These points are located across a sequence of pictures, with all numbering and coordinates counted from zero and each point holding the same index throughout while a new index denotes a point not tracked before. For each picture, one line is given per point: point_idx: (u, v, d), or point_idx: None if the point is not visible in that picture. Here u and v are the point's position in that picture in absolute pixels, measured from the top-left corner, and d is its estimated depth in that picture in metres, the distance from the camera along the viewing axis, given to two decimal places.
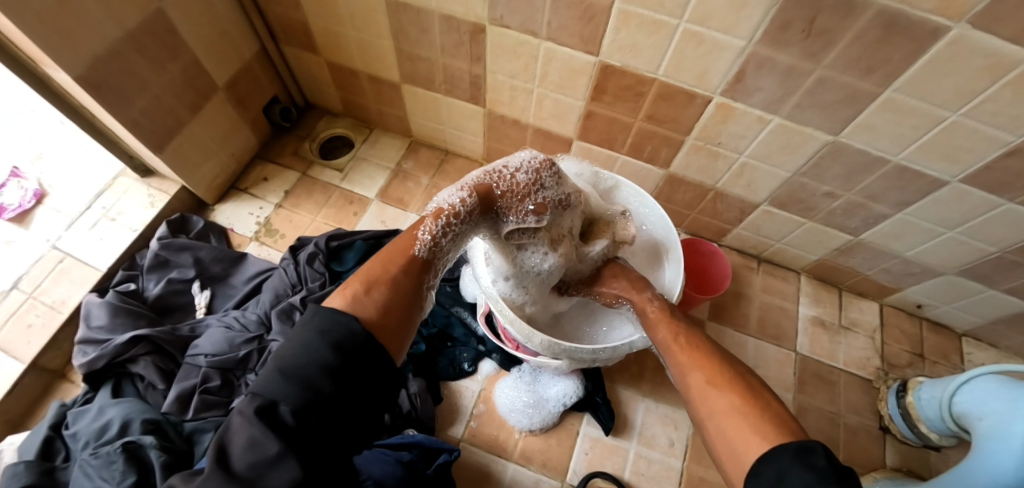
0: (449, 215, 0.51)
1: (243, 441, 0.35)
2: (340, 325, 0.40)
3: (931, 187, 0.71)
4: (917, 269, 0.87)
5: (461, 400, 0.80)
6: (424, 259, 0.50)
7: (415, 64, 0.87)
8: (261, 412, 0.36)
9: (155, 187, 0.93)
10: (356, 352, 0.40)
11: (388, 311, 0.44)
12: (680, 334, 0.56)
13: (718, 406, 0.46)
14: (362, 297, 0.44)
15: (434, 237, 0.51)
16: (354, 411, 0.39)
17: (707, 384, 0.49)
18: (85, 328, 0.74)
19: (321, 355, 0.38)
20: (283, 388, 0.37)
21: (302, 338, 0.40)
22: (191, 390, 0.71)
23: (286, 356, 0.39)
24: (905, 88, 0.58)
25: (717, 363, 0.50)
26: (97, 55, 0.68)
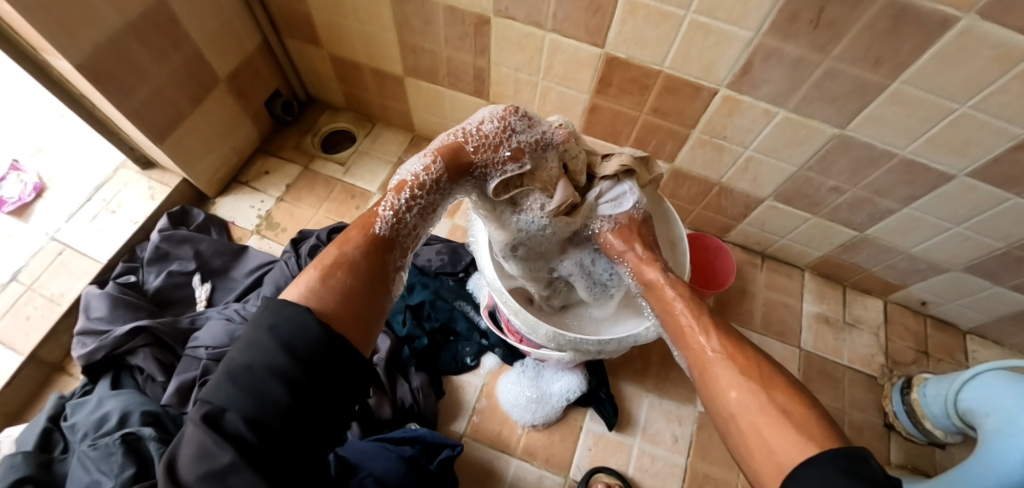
0: (413, 186, 0.50)
1: (194, 450, 0.33)
2: (288, 322, 0.37)
3: (938, 182, 0.70)
4: (923, 266, 0.87)
5: (464, 395, 0.79)
6: (386, 237, 0.47)
7: (418, 57, 0.87)
8: (209, 419, 0.34)
9: (155, 180, 0.92)
10: (308, 346, 0.36)
11: (347, 297, 0.42)
12: (698, 317, 0.49)
13: (747, 402, 0.40)
14: (318, 286, 0.41)
15: (396, 211, 0.49)
16: (320, 410, 0.36)
17: (734, 376, 0.42)
18: (84, 319, 0.74)
19: (270, 356, 0.35)
20: (233, 395, 0.34)
21: (253, 338, 0.37)
22: (191, 383, 0.71)
23: (236, 359, 0.36)
24: (913, 80, 0.58)
25: (744, 352, 0.44)
26: (99, 44, 0.68)
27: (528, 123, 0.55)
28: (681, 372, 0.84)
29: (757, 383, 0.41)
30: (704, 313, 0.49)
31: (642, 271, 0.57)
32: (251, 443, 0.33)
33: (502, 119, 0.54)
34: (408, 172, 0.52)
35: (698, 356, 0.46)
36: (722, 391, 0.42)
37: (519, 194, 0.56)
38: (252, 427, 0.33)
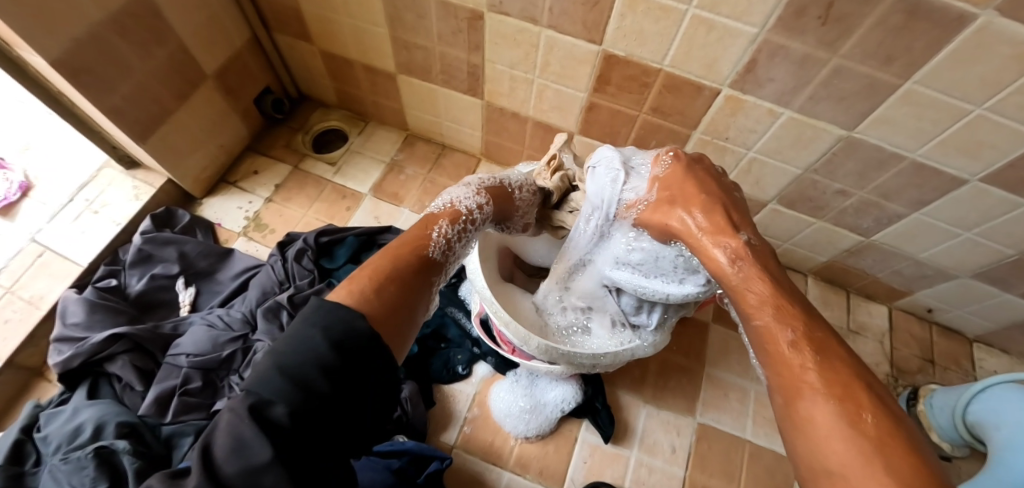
0: (466, 221, 0.52)
1: (228, 441, 0.30)
2: (344, 322, 0.36)
3: (950, 187, 0.67)
4: (930, 272, 0.84)
5: (455, 404, 0.77)
6: (437, 262, 0.48)
7: (411, 53, 0.84)
8: (253, 410, 0.31)
9: (140, 179, 0.89)
10: (356, 352, 0.35)
11: (385, 302, 0.40)
12: (789, 321, 0.35)
13: (842, 450, 0.28)
14: (370, 292, 0.39)
15: (448, 240, 0.49)
16: (356, 410, 0.35)
17: (834, 413, 0.29)
18: (61, 325, 0.71)
19: (319, 350, 0.34)
20: (278, 386, 0.32)
21: (301, 330, 0.35)
22: (171, 391, 0.69)
23: (282, 349, 0.34)
24: (926, 80, 0.55)
25: (850, 381, 0.31)
26: (78, 39, 0.65)
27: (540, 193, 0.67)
28: (679, 380, 0.82)
29: (869, 438, 0.27)
30: (797, 318, 0.35)
31: (706, 253, 0.43)
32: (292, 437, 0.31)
33: (532, 187, 0.65)
34: (451, 197, 0.55)
35: (784, 377, 0.33)
36: (809, 430, 0.30)
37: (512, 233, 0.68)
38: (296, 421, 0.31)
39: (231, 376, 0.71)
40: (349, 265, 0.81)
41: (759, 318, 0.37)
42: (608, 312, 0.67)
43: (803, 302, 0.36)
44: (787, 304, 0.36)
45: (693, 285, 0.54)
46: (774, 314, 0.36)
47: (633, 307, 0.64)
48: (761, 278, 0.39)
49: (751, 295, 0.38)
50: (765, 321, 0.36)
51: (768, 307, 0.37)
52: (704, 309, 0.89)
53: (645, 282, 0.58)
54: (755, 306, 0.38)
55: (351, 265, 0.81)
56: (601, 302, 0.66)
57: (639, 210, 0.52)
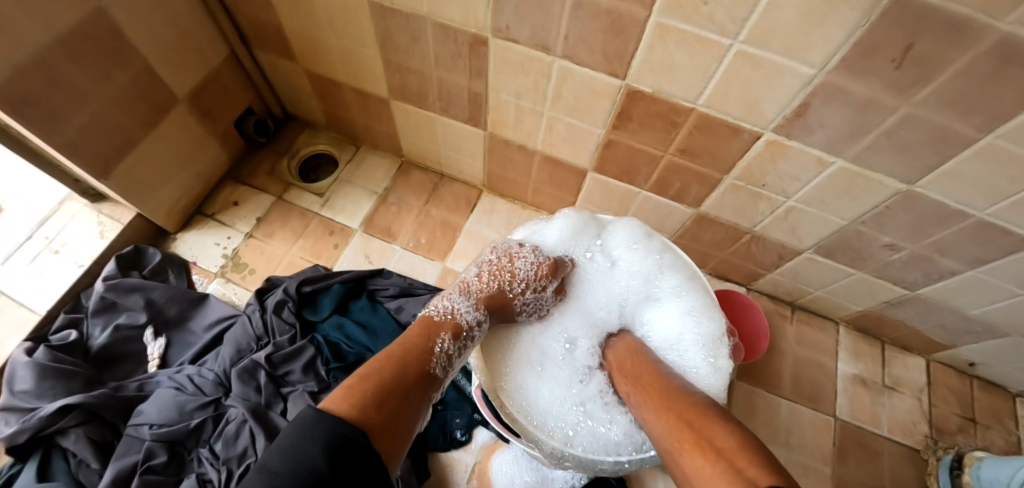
0: (464, 334, 0.56)
1: None
2: (343, 437, 0.36)
3: (1018, 246, 0.59)
4: (979, 328, 0.76)
5: (453, 476, 0.69)
6: (436, 377, 0.50)
7: (406, 77, 0.75)
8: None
9: (105, 214, 0.81)
10: (352, 464, 0.35)
11: (384, 412, 0.41)
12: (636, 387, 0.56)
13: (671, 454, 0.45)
14: (364, 396, 0.41)
15: (448, 355, 0.53)
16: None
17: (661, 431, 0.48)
18: (8, 393, 0.63)
19: (313, 462, 0.33)
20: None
21: (297, 443, 0.35)
22: (131, 469, 0.60)
23: (276, 466, 0.33)
24: (1011, 135, 0.46)
25: (663, 409, 0.50)
26: (19, 67, 0.56)
27: (554, 276, 0.65)
28: None
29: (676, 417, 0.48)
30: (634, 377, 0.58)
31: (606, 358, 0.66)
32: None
33: (541, 276, 0.64)
34: (452, 306, 0.58)
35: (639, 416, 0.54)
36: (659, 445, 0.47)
37: (536, 309, 0.68)
38: None
39: (200, 448, 0.63)
40: (336, 317, 0.73)
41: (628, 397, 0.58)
42: (591, 411, 0.64)
43: (640, 365, 0.59)
44: (634, 375, 0.58)
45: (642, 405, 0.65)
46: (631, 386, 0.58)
47: (616, 412, 0.63)
48: (626, 362, 0.61)
49: (623, 380, 0.60)
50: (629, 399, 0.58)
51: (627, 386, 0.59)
52: None
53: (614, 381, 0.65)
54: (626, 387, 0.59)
55: (337, 316, 0.73)
56: (590, 392, 0.65)
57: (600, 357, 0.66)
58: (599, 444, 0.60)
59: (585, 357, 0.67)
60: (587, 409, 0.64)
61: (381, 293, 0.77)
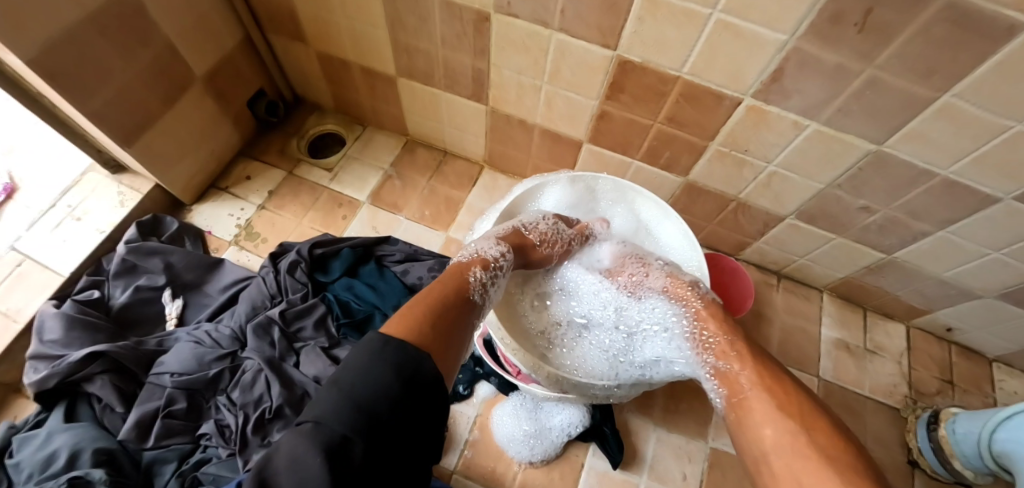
0: (494, 264, 0.57)
1: (286, 458, 0.31)
2: (407, 356, 0.39)
3: (981, 205, 0.64)
4: (954, 292, 0.80)
5: (456, 427, 0.73)
6: (477, 303, 0.52)
7: (413, 57, 0.79)
8: (325, 445, 0.31)
9: (125, 184, 0.85)
10: (416, 381, 0.38)
11: (436, 334, 0.43)
12: (745, 371, 0.50)
13: (771, 454, 0.42)
14: (421, 323, 0.43)
15: (484, 283, 0.55)
16: (406, 446, 0.36)
17: (768, 431, 0.43)
18: (37, 342, 0.67)
19: (384, 378, 0.36)
20: (350, 421, 0.33)
21: (369, 362, 0.37)
22: (153, 414, 0.64)
23: (349, 380, 0.36)
24: (966, 93, 0.51)
25: (775, 410, 0.44)
26: (54, 39, 0.60)
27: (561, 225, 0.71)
28: (691, 404, 0.78)
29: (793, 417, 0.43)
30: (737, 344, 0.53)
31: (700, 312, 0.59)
32: (358, 469, 0.32)
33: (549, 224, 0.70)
34: (478, 248, 0.60)
35: (729, 387, 0.50)
36: (751, 441, 0.44)
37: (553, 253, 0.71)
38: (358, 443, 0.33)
39: (217, 397, 0.67)
40: (345, 278, 0.78)
41: (711, 367, 0.54)
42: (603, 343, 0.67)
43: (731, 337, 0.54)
44: (743, 358, 0.51)
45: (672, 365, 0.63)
46: (733, 367, 0.51)
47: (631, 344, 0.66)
48: (718, 332, 0.55)
49: (699, 334, 0.57)
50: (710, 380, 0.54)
51: (717, 357, 0.54)
52: None
53: (659, 308, 0.64)
54: (701, 347, 0.56)
55: (347, 278, 0.78)
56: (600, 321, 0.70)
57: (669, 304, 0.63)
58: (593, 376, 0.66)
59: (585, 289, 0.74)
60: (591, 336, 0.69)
61: (388, 258, 0.81)
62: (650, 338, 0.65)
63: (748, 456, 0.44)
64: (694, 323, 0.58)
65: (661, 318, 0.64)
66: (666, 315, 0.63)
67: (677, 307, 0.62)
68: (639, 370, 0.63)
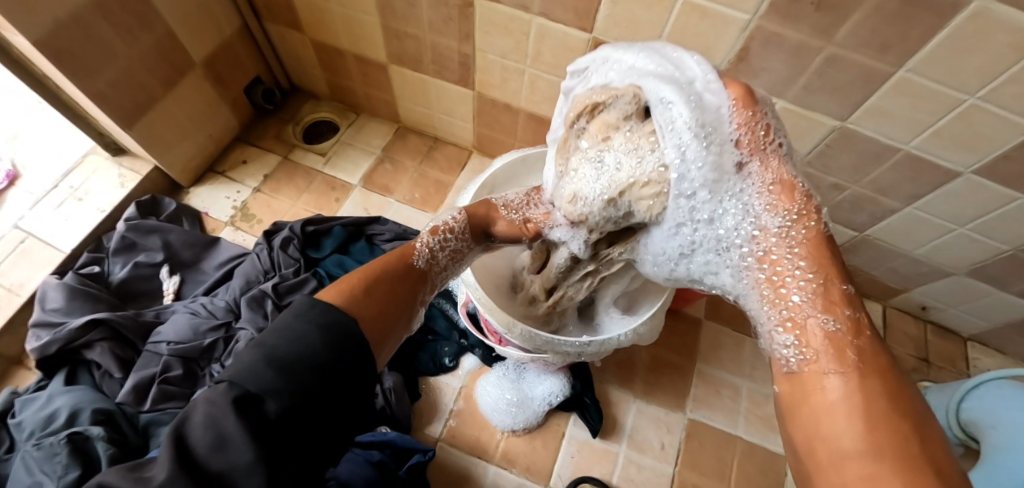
0: (445, 231, 0.46)
1: (205, 424, 0.27)
2: (327, 314, 0.33)
3: (943, 180, 0.66)
4: (926, 269, 0.83)
5: (442, 397, 0.76)
6: (421, 271, 0.43)
7: (403, 42, 0.82)
8: (237, 401, 0.27)
9: (126, 167, 0.88)
10: (348, 349, 0.32)
11: (373, 302, 0.36)
12: (849, 362, 0.28)
13: (848, 459, 0.25)
14: (359, 292, 0.36)
15: (431, 250, 0.45)
16: (334, 409, 0.31)
17: (853, 426, 0.26)
18: (40, 310, 0.70)
19: (311, 346, 0.31)
20: (266, 378, 0.29)
21: (290, 322, 0.32)
22: (150, 380, 0.67)
23: (270, 339, 0.31)
24: (920, 68, 0.54)
25: (880, 414, 0.26)
26: (59, 20, 0.63)
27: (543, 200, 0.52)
28: (671, 377, 0.81)
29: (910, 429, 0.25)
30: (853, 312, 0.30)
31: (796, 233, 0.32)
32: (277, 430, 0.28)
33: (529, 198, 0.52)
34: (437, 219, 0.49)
35: (814, 350, 0.29)
36: (811, 433, 0.28)
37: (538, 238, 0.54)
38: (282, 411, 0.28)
39: (212, 365, 0.70)
40: (336, 255, 0.81)
41: (794, 312, 0.31)
42: (654, 171, 0.37)
43: (841, 286, 0.30)
44: (860, 326, 0.29)
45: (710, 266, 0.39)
46: (843, 332, 0.29)
47: (679, 200, 0.38)
48: (821, 264, 0.31)
49: (788, 273, 0.32)
50: (773, 293, 0.32)
51: (815, 296, 0.30)
52: (695, 305, 0.87)
53: (744, 198, 0.35)
54: (783, 286, 0.32)
55: (338, 254, 0.81)
56: (677, 141, 0.36)
57: (767, 198, 0.34)
58: (587, 204, 0.41)
59: (690, 87, 0.37)
60: (639, 151, 0.38)
61: (378, 237, 0.84)
62: (700, 212, 0.38)
63: (798, 441, 0.29)
64: (795, 250, 0.32)
65: (738, 201, 0.36)
66: (753, 204, 0.35)
67: (779, 217, 0.33)
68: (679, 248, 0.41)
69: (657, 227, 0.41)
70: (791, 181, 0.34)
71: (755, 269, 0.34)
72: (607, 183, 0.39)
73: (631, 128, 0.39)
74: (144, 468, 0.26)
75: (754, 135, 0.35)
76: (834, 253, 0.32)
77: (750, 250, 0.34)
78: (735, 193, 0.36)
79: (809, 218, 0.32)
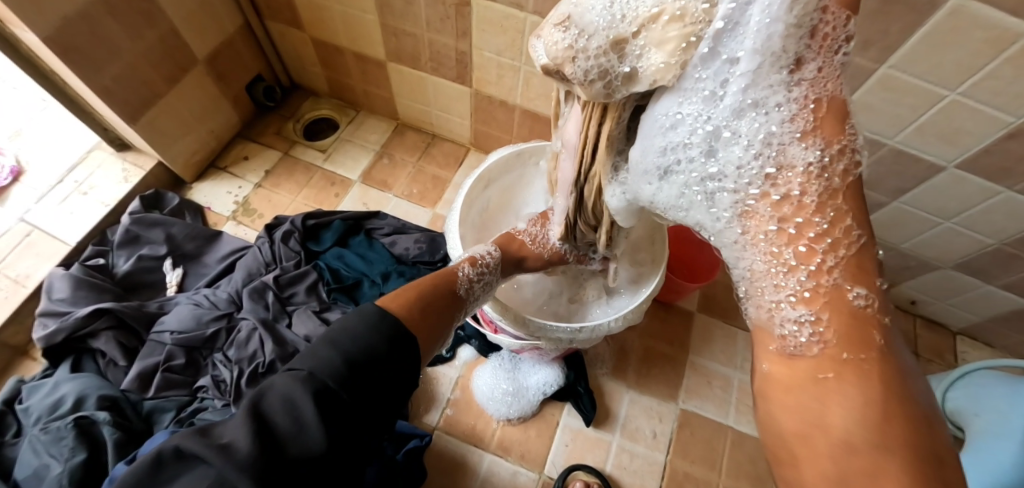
0: (482, 263, 0.51)
1: (281, 403, 0.30)
2: (391, 320, 0.36)
3: (927, 174, 0.68)
4: (914, 263, 0.84)
5: (439, 387, 0.78)
6: (460, 298, 0.46)
7: (401, 41, 0.84)
8: (317, 393, 0.30)
9: (129, 162, 0.90)
10: (407, 352, 0.36)
11: (425, 320, 0.40)
12: (867, 335, 0.25)
13: (853, 452, 0.23)
14: (414, 310, 0.40)
15: (471, 279, 0.48)
16: (388, 410, 0.34)
17: (867, 416, 0.23)
18: (46, 300, 0.73)
19: (374, 345, 0.34)
20: (338, 368, 0.32)
21: (356, 322, 0.35)
22: (154, 368, 0.69)
23: (341, 340, 0.34)
24: (901, 64, 0.56)
25: (893, 405, 0.24)
26: (67, 17, 0.65)
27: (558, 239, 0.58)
28: (663, 368, 0.82)
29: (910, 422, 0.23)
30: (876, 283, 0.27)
31: (843, 176, 0.28)
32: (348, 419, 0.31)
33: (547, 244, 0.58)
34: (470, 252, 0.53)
35: (835, 310, 0.26)
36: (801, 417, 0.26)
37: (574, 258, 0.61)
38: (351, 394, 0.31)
39: (214, 354, 0.71)
40: (336, 248, 0.82)
41: (816, 280, 0.27)
42: (693, 6, 0.31)
43: (871, 254, 0.27)
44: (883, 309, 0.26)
45: (693, 184, 0.35)
46: (871, 310, 0.26)
47: (713, 63, 0.32)
48: (850, 212, 0.27)
49: (805, 207, 0.28)
50: (786, 258, 0.28)
51: (846, 260, 0.26)
52: (688, 298, 0.89)
53: (770, 116, 0.30)
54: (797, 214, 0.28)
55: (337, 248, 0.82)
56: None
57: (798, 122, 0.29)
58: (588, 36, 0.35)
59: None
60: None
61: (377, 231, 0.86)
62: (722, 100, 0.33)
63: (784, 424, 0.26)
64: (821, 195, 0.27)
65: (772, 101, 0.30)
66: (780, 124, 0.30)
67: (815, 151, 0.28)
68: (667, 153, 0.36)
69: (664, 106, 0.35)
70: (843, 97, 0.29)
71: (766, 216, 0.30)
72: (621, 14, 0.33)
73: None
74: (216, 436, 0.28)
75: (836, 27, 0.29)
76: (861, 201, 0.28)
77: (759, 188, 0.30)
78: (772, 93, 0.30)
79: (853, 152, 0.28)
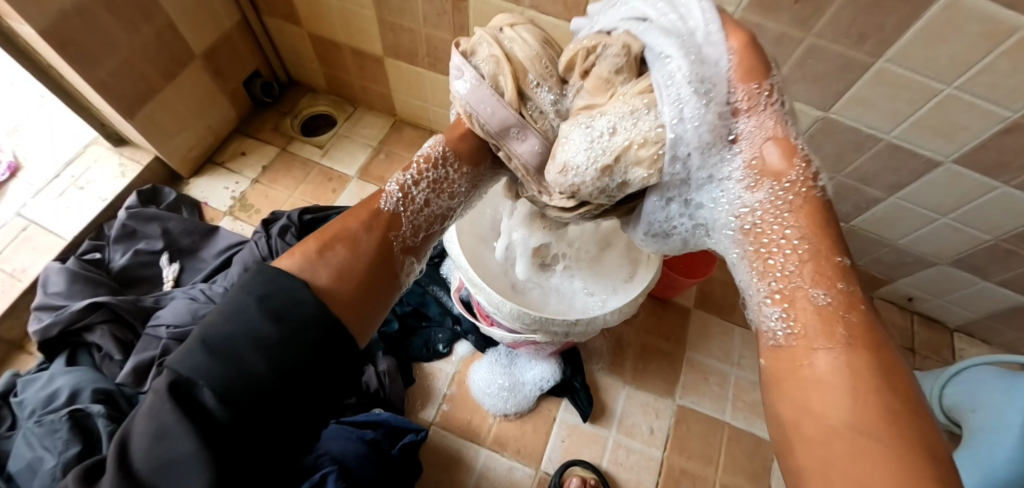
0: (421, 164, 0.44)
1: (146, 425, 0.27)
2: (283, 291, 0.32)
3: (924, 169, 0.68)
4: (910, 259, 0.84)
5: (435, 382, 0.78)
6: (389, 214, 0.42)
7: (398, 36, 0.84)
8: (178, 403, 0.27)
9: (127, 157, 0.90)
10: (307, 331, 0.30)
11: (325, 253, 0.36)
12: (846, 316, 0.29)
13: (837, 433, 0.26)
14: (317, 256, 0.36)
15: (403, 187, 0.44)
16: (305, 403, 0.31)
17: (853, 406, 0.26)
18: (42, 294, 0.72)
19: (256, 329, 0.29)
20: (204, 366, 0.28)
21: (236, 298, 0.31)
22: (149, 362, 0.68)
23: (211, 322, 0.30)
24: (898, 58, 0.56)
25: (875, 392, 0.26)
26: (63, 10, 0.65)
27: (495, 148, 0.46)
28: (659, 364, 0.82)
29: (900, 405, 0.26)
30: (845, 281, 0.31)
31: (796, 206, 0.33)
32: (223, 425, 0.27)
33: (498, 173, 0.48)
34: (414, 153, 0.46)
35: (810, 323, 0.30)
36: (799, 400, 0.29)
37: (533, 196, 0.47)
38: (223, 404, 0.27)
39: None
40: None
41: (783, 284, 0.32)
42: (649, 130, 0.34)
43: (835, 257, 0.31)
44: (854, 298, 0.30)
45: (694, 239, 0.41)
46: (836, 305, 0.30)
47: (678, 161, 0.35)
48: (805, 227, 0.32)
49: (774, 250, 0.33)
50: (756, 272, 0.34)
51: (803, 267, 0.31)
52: (684, 294, 0.89)
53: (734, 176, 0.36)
54: (768, 253, 0.33)
55: None
56: (676, 95, 0.33)
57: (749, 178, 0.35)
58: (582, 174, 0.35)
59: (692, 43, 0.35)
60: (637, 113, 0.34)
61: None
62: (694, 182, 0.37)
63: (783, 409, 0.30)
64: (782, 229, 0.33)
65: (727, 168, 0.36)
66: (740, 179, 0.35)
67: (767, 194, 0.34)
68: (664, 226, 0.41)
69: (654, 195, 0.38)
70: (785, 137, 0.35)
71: (740, 243, 0.36)
72: (602, 150, 0.34)
73: (625, 88, 0.36)
74: None
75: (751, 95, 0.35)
76: (822, 216, 0.33)
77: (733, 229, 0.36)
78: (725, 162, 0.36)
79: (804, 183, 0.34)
